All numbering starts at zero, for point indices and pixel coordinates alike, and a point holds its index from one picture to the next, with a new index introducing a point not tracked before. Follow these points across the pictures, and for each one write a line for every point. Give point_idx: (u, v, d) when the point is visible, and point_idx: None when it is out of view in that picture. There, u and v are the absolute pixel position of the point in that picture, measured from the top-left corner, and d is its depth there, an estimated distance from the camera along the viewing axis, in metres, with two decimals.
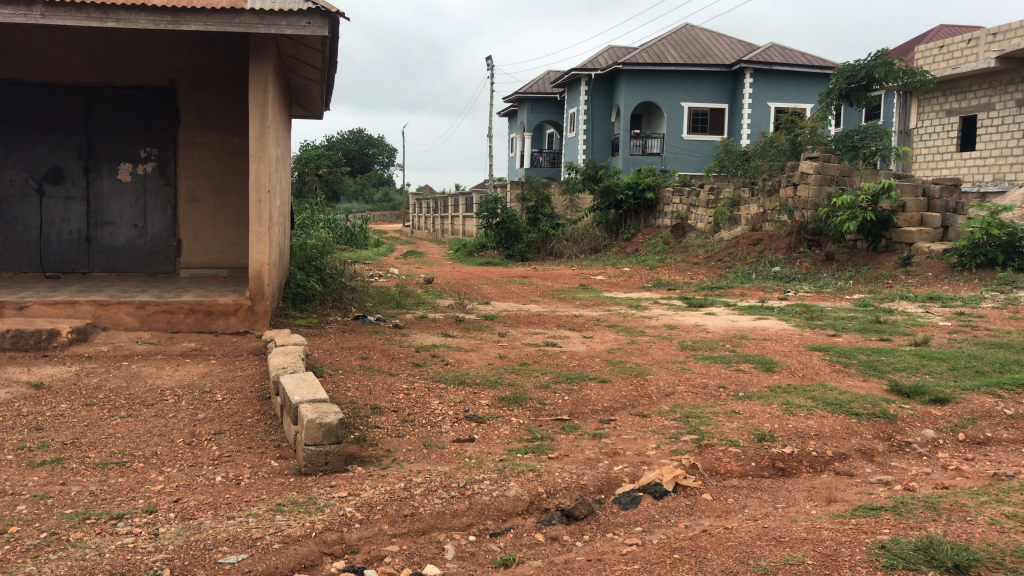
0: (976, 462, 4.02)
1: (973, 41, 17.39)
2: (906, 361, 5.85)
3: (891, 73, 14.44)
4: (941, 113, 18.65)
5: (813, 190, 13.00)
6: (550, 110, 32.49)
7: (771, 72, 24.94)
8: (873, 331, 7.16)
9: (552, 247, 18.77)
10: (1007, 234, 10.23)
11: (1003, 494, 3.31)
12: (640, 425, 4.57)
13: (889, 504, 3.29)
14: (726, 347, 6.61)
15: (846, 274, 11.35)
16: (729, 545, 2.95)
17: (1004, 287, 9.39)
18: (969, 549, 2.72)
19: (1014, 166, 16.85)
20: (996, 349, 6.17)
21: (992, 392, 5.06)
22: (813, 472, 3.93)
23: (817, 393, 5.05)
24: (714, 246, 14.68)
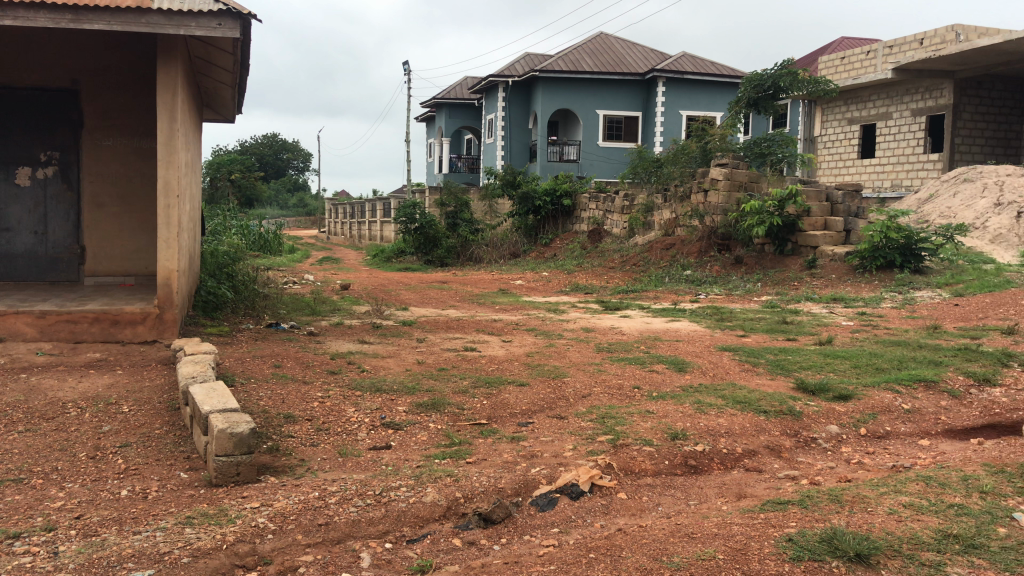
0: (876, 455, 4.19)
1: (871, 52, 18.18)
2: (811, 360, 6.04)
3: (796, 82, 14.91)
4: (843, 121, 19.39)
5: (723, 196, 13.31)
6: (468, 116, 32.53)
7: (682, 81, 25.52)
8: (780, 331, 7.40)
9: (471, 252, 18.75)
10: (904, 237, 10.61)
11: (900, 485, 3.51)
12: (557, 427, 4.60)
13: (795, 497, 3.41)
14: (641, 348, 6.72)
15: (754, 276, 11.67)
16: (642, 543, 3.00)
17: (902, 288, 9.80)
18: (871, 539, 2.88)
19: (910, 173, 17.61)
20: (894, 346, 6.44)
21: (891, 387, 5.29)
22: (724, 469, 4.03)
23: (727, 392, 5.17)
24: (629, 251, 14.91)
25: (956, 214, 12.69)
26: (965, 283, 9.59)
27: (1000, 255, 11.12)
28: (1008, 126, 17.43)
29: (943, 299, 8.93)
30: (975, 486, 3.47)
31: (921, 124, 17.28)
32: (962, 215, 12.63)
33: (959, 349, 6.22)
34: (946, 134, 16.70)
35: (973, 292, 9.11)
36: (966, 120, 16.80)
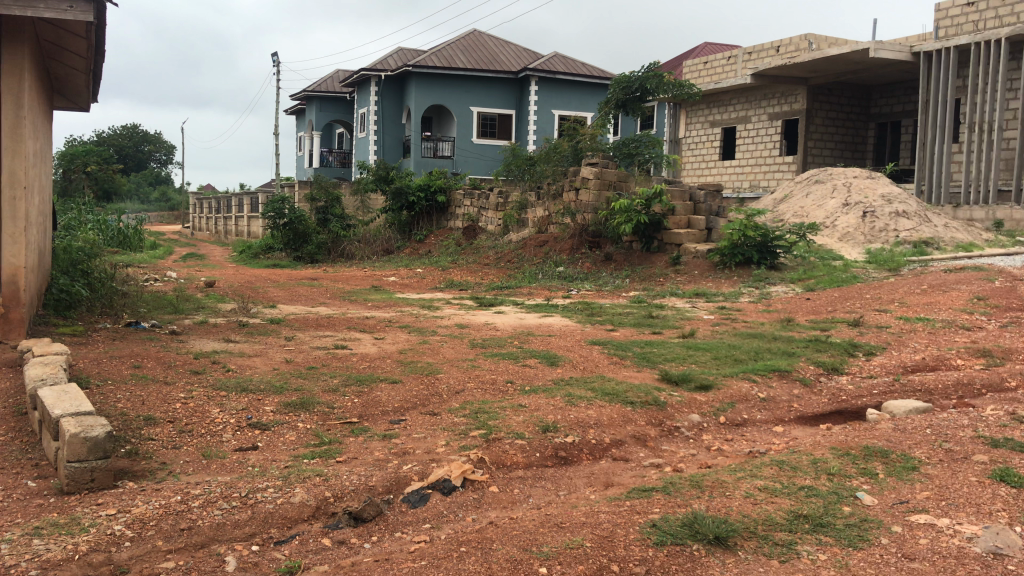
0: (734, 442, 4.40)
1: (732, 58, 18.99)
2: (675, 353, 6.25)
3: (661, 85, 15.41)
4: (706, 124, 20.18)
5: (593, 194, 13.58)
6: (340, 110, 31.97)
7: (554, 81, 25.95)
8: (647, 325, 7.63)
9: (343, 249, 18.43)
10: (761, 235, 11.11)
11: (755, 469, 3.73)
12: (430, 423, 4.59)
13: (659, 484, 3.55)
14: (514, 344, 6.79)
15: (623, 272, 11.98)
16: (513, 535, 3.04)
17: (759, 283, 10.29)
18: (728, 521, 3.09)
19: (766, 174, 18.50)
20: (751, 338, 6.77)
21: (749, 377, 5.57)
22: (592, 460, 4.13)
23: (596, 384, 5.28)
24: (503, 247, 15.03)
25: (809, 213, 13.42)
26: (816, 279, 10.17)
27: (848, 252, 11.85)
28: (855, 131, 18.56)
29: (796, 293, 9.44)
30: (823, 469, 3.74)
31: (777, 127, 18.20)
32: (814, 214, 13.37)
33: (810, 340, 6.59)
34: (800, 138, 17.64)
35: (823, 286, 9.68)
36: (817, 125, 17.80)
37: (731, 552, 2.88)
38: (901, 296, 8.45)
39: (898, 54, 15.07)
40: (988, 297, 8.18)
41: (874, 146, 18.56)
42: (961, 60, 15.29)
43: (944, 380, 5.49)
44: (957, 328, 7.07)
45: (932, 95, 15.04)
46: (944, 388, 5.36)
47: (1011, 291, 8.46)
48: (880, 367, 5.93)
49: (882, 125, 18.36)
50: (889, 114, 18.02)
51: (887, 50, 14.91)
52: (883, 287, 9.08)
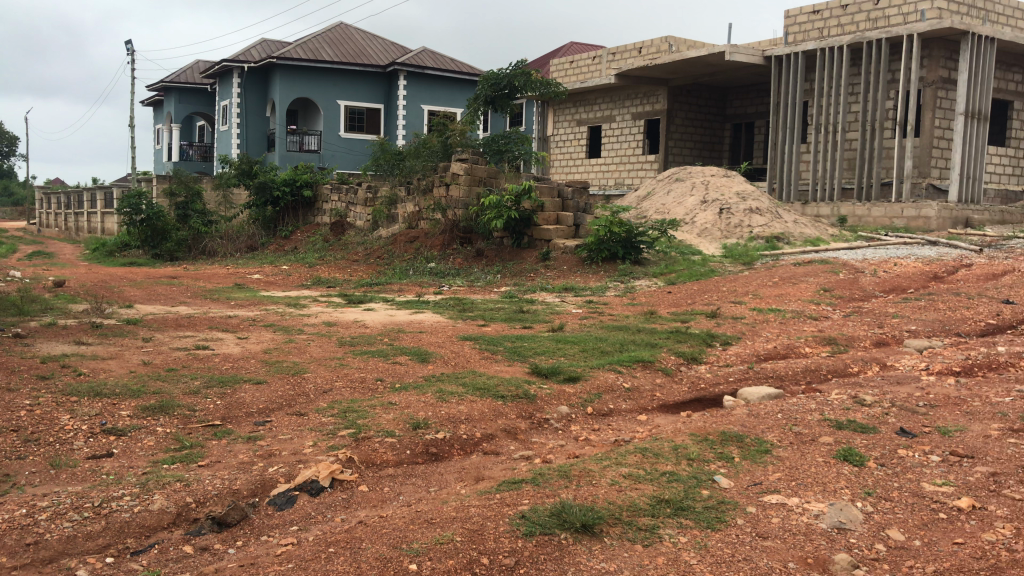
0: (601, 431, 4.53)
1: (596, 59, 19.45)
2: (544, 346, 6.34)
3: (529, 82, 15.61)
4: (572, 123, 20.59)
5: (463, 190, 13.57)
6: (200, 102, 30.76)
7: (422, 76, 25.88)
8: (517, 319, 7.72)
9: (205, 246, 17.74)
10: (626, 231, 11.43)
11: (620, 457, 3.84)
12: (297, 424, 4.49)
13: (528, 476, 3.61)
14: (384, 341, 6.72)
15: (494, 268, 12.06)
16: (383, 532, 3.03)
17: (624, 277, 10.59)
18: (593, 508, 3.22)
19: (631, 171, 19.06)
20: (617, 331, 6.96)
21: (614, 368, 5.73)
22: (463, 454, 4.16)
23: (467, 379, 5.29)
24: (372, 244, 14.84)
25: (670, 210, 13.88)
26: (677, 272, 10.56)
27: (706, 247, 12.36)
28: (713, 132, 19.35)
29: (659, 287, 9.77)
30: (684, 454, 3.89)
31: (640, 127, 18.78)
32: (675, 211, 13.84)
33: (671, 332, 6.83)
34: (661, 137, 18.26)
35: (684, 280, 10.06)
36: (678, 124, 18.47)
37: (597, 539, 3.01)
38: (755, 289, 8.88)
39: (751, 58, 15.61)
40: (833, 288, 8.72)
41: (730, 145, 19.40)
42: (808, 65, 16.20)
43: (794, 366, 5.81)
44: (806, 318, 7.51)
45: (782, 99, 15.86)
46: (794, 374, 5.69)
47: (853, 282, 9.05)
48: (736, 356, 6.22)
49: (737, 126, 19.23)
50: (744, 116, 18.90)
51: (742, 54, 15.40)
52: (739, 280, 9.52)
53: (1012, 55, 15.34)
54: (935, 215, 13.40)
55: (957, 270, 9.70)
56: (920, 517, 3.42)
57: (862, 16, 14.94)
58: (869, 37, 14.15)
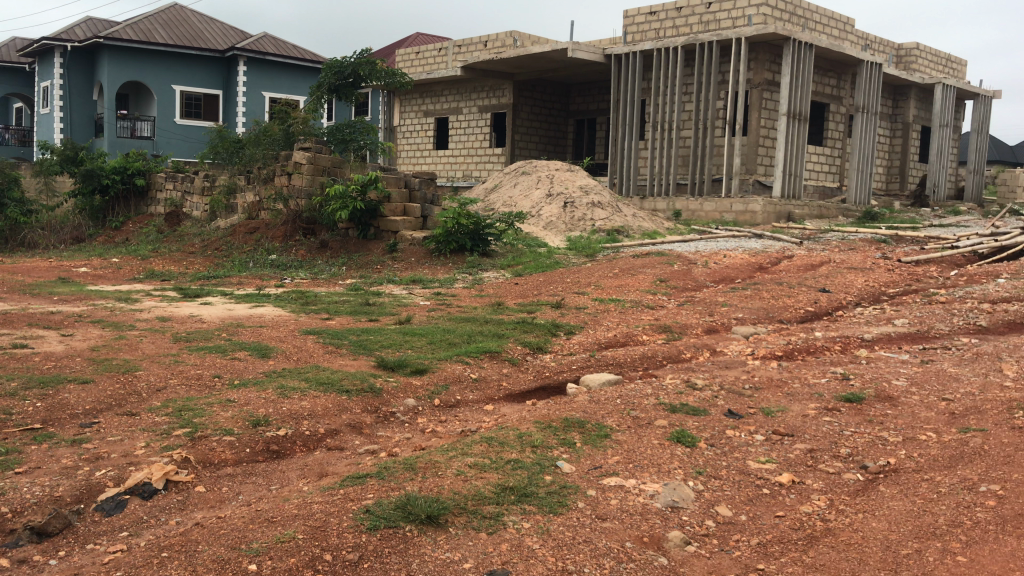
0: (448, 423, 4.57)
1: (442, 50, 19.41)
2: (391, 339, 6.27)
3: (374, 72, 15.41)
4: (419, 113, 20.49)
5: (306, 179, 13.17)
6: (17, 82, 28.51)
7: (264, 62, 25.11)
8: (363, 312, 7.62)
9: (24, 237, 16.46)
10: (473, 223, 11.48)
11: (465, 447, 3.88)
12: (127, 425, 4.26)
13: (373, 470, 3.59)
14: (222, 336, 6.47)
15: (339, 260, 11.83)
16: (220, 534, 2.93)
17: (471, 269, 10.66)
18: (438, 499, 3.23)
19: (478, 164, 19.21)
20: (464, 322, 7.00)
21: (461, 359, 5.76)
22: (306, 451, 4.08)
23: (310, 374, 5.16)
24: (211, 235, 14.23)
25: (516, 203, 14.05)
26: (524, 264, 10.73)
27: (552, 240, 12.63)
28: (557, 127, 19.77)
29: (505, 278, 9.90)
30: (527, 442, 3.97)
31: (487, 120, 18.95)
32: (521, 204, 14.04)
33: (517, 322, 6.94)
34: (507, 131, 18.49)
35: (529, 272, 10.24)
36: (523, 119, 18.75)
37: (442, 530, 3.04)
38: (597, 280, 9.15)
39: (592, 55, 16.07)
40: (668, 279, 9.12)
41: (573, 140, 19.88)
42: (646, 63, 16.80)
43: (632, 354, 6.04)
44: (644, 308, 7.81)
45: (621, 96, 16.38)
46: (632, 360, 5.92)
47: (687, 273, 9.49)
48: (579, 345, 6.40)
49: (580, 122, 19.73)
50: (586, 112, 19.42)
51: (583, 51, 15.80)
52: (582, 271, 9.79)
53: (827, 62, 16.49)
54: (760, 210, 14.30)
55: (780, 261, 10.37)
56: (745, 493, 3.65)
57: (695, 19, 15.66)
58: (702, 39, 14.81)
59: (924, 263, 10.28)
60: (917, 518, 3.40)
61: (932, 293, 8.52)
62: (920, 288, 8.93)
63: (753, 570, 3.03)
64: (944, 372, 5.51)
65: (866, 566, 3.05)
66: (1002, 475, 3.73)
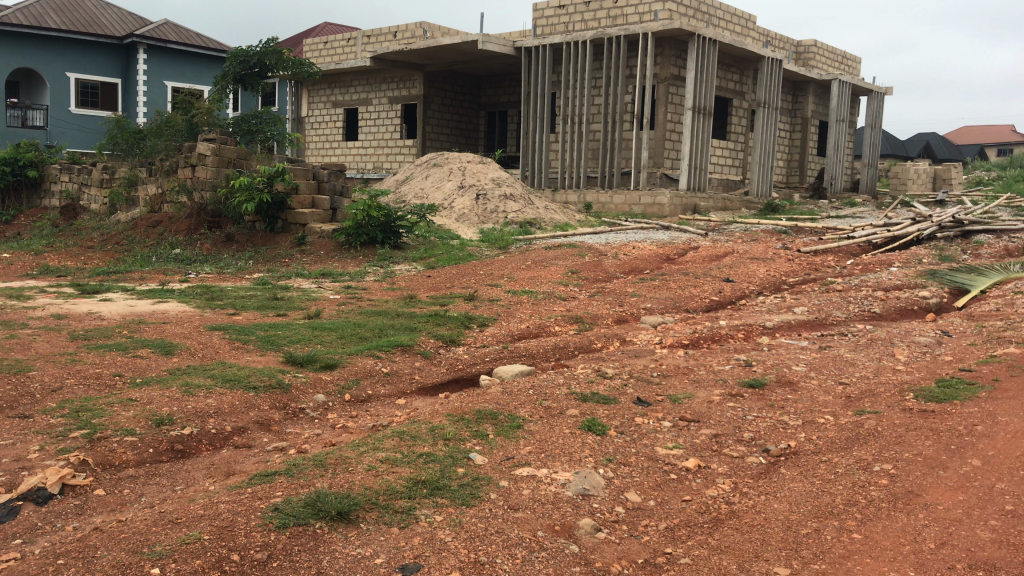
0: (359, 418, 4.54)
1: (351, 40, 19.12)
2: (299, 334, 6.16)
3: (280, 61, 15.07)
4: (328, 104, 20.16)
5: (211, 171, 12.70)
6: None
7: (164, 50, 24.33)
8: (271, 307, 7.46)
9: None
10: (384, 215, 11.35)
11: (377, 442, 3.85)
12: (20, 428, 4.06)
13: (281, 468, 3.53)
14: (123, 333, 6.24)
15: (246, 254, 11.55)
16: (121, 537, 2.85)
17: (383, 262, 10.56)
18: (349, 495, 3.20)
19: (389, 156, 19.04)
20: (375, 316, 6.94)
21: (372, 353, 5.70)
22: (212, 449, 3.98)
23: (215, 370, 5.02)
24: (109, 229, 13.70)
25: (428, 195, 13.97)
26: (436, 257, 10.69)
27: (464, 232, 12.62)
28: (468, 118, 19.74)
29: (417, 271, 9.85)
30: (439, 435, 3.96)
31: (397, 111, 18.78)
32: (433, 196, 13.97)
33: (429, 315, 6.91)
34: (418, 122, 18.38)
35: (442, 264, 10.21)
36: (434, 110, 18.66)
37: (354, 526, 3.01)
38: (509, 272, 9.19)
39: (503, 47, 16.09)
40: (579, 270, 9.23)
41: (485, 133, 19.90)
42: (555, 57, 16.92)
43: (544, 345, 6.09)
44: (556, 299, 7.89)
45: (532, 88, 16.47)
46: (545, 351, 5.98)
47: (597, 265, 9.62)
48: (492, 336, 6.42)
49: (491, 114, 19.75)
50: (497, 104, 19.46)
51: (494, 43, 15.80)
52: (495, 263, 9.82)
53: (731, 58, 16.93)
54: (667, 203, 14.61)
55: (686, 252, 10.61)
56: (654, 478, 3.73)
57: (603, 13, 15.84)
58: (610, 33, 15.00)
59: (822, 253, 10.68)
60: (816, 498, 3.54)
61: (830, 282, 8.87)
62: (819, 277, 9.27)
63: (661, 554, 3.10)
64: (840, 357, 5.75)
65: (768, 546, 3.16)
66: (893, 454, 3.92)
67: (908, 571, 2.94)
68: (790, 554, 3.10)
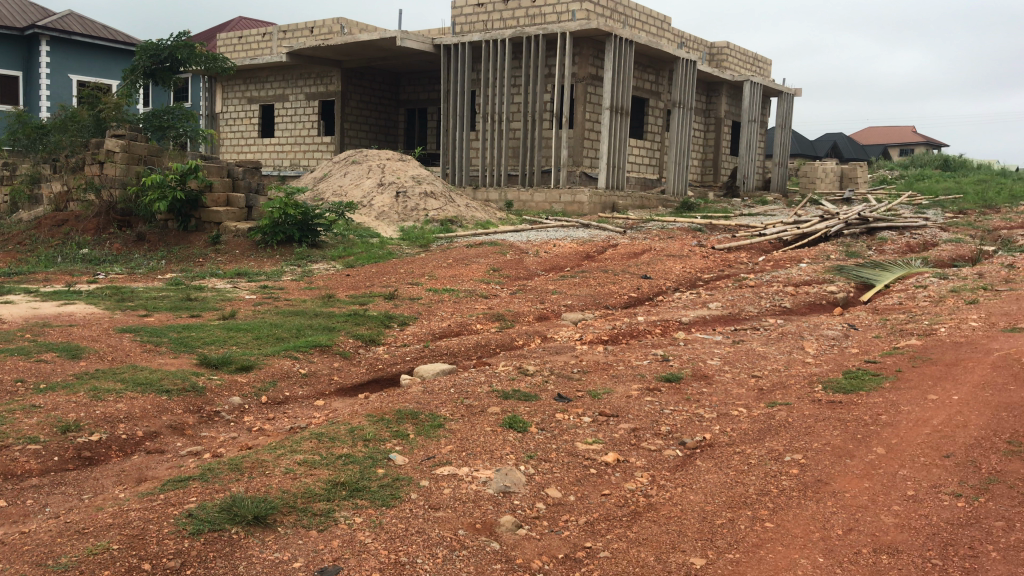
0: (276, 421, 4.47)
1: (266, 35, 18.76)
2: (214, 335, 6.01)
3: (193, 56, 14.67)
4: (242, 100, 19.73)
5: (120, 168, 12.26)
6: None
7: (69, 43, 23.43)
8: (184, 308, 7.27)
9: None
10: (301, 214, 11.17)
11: (294, 444, 3.80)
12: None
13: (195, 472, 3.45)
14: (26, 336, 5.98)
15: (158, 253, 11.21)
16: (24, 550, 2.74)
17: (301, 261, 10.39)
18: (266, 499, 3.15)
19: (306, 153, 18.74)
20: (293, 316, 6.82)
21: (290, 354, 5.61)
22: (122, 456, 3.86)
23: (126, 374, 4.86)
24: (11, 228, 13.11)
25: (347, 192, 13.80)
26: (355, 256, 10.57)
27: (384, 230, 12.52)
28: (388, 116, 19.58)
29: (336, 270, 9.73)
30: (359, 436, 3.92)
31: (314, 108, 18.51)
32: (352, 193, 13.80)
33: (349, 314, 6.84)
34: (336, 119, 18.14)
35: (361, 263, 10.11)
36: (352, 107, 18.45)
37: (271, 530, 2.96)
38: (430, 270, 9.15)
39: (421, 44, 16.00)
40: (500, 268, 9.25)
41: (405, 130, 19.79)
42: (475, 55, 16.92)
43: (465, 343, 6.09)
44: (477, 297, 7.89)
45: (452, 86, 16.43)
46: (466, 349, 5.98)
47: (519, 262, 9.67)
48: (412, 336, 6.39)
49: (411, 111, 19.64)
50: (417, 101, 19.36)
51: (412, 41, 15.69)
52: (415, 262, 9.77)
53: (647, 58, 17.21)
54: (587, 201, 14.78)
55: (605, 250, 10.75)
56: (574, 473, 3.77)
57: (522, 12, 15.91)
58: (529, 32, 15.07)
59: (735, 249, 10.96)
60: (731, 489, 3.64)
61: (743, 278, 9.11)
62: (733, 273, 9.51)
63: (581, 549, 3.14)
64: (753, 351, 5.91)
65: (684, 537, 3.23)
66: (803, 445, 4.06)
67: (817, 557, 3.05)
68: (705, 544, 3.18)
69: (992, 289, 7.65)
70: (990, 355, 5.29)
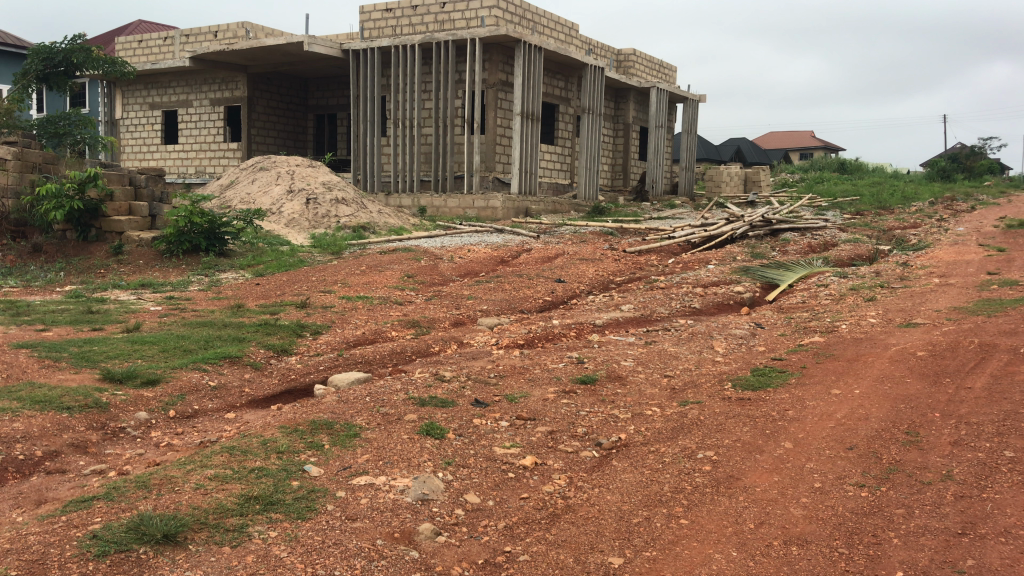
0: (184, 435, 4.33)
1: (168, 39, 18.24)
2: (117, 349, 5.78)
3: (89, 59, 14.09)
4: (144, 106, 19.11)
5: (12, 176, 11.73)
6: None
7: None
8: (85, 322, 6.98)
9: None
10: (208, 222, 10.86)
11: (204, 459, 3.69)
12: None
13: (99, 492, 3.31)
14: None
15: (55, 265, 10.75)
16: None
17: (208, 271, 10.11)
18: (175, 516, 3.05)
19: (212, 159, 18.25)
20: (201, 327, 6.63)
21: (198, 367, 5.45)
22: (20, 477, 3.68)
23: (23, 390, 4.64)
24: None
25: (255, 200, 13.48)
26: (265, 264, 10.35)
27: (294, 237, 12.30)
28: (296, 121, 19.25)
29: (246, 279, 9.50)
30: (272, 448, 3.83)
31: (220, 114, 18.08)
32: (260, 200, 13.49)
33: (259, 325, 6.68)
34: (242, 125, 17.75)
35: (272, 271, 9.90)
36: (259, 112, 18.11)
37: (182, 548, 2.87)
38: (342, 277, 9.03)
39: (329, 49, 15.80)
40: (415, 275, 9.21)
41: (314, 137, 19.48)
42: (384, 60, 16.79)
43: (380, 351, 6.02)
44: (391, 304, 7.82)
45: (361, 91, 16.26)
46: (381, 357, 5.91)
47: (433, 268, 9.64)
48: (326, 345, 6.28)
49: (320, 117, 19.37)
50: (326, 107, 19.10)
51: (319, 46, 15.49)
52: (328, 269, 9.63)
53: (556, 64, 17.39)
54: (500, 206, 14.79)
55: (520, 254, 10.82)
56: (492, 478, 3.77)
57: (431, 18, 15.89)
58: (438, 38, 15.03)
59: (646, 252, 11.17)
60: (646, 488, 3.70)
61: (654, 280, 9.28)
62: (643, 276, 9.70)
63: (501, 553, 3.14)
64: (665, 352, 6.02)
65: (602, 537, 3.27)
66: (715, 442, 4.16)
67: (730, 552, 3.13)
68: (624, 543, 3.22)
69: (889, 287, 7.98)
70: (888, 350, 5.53)
